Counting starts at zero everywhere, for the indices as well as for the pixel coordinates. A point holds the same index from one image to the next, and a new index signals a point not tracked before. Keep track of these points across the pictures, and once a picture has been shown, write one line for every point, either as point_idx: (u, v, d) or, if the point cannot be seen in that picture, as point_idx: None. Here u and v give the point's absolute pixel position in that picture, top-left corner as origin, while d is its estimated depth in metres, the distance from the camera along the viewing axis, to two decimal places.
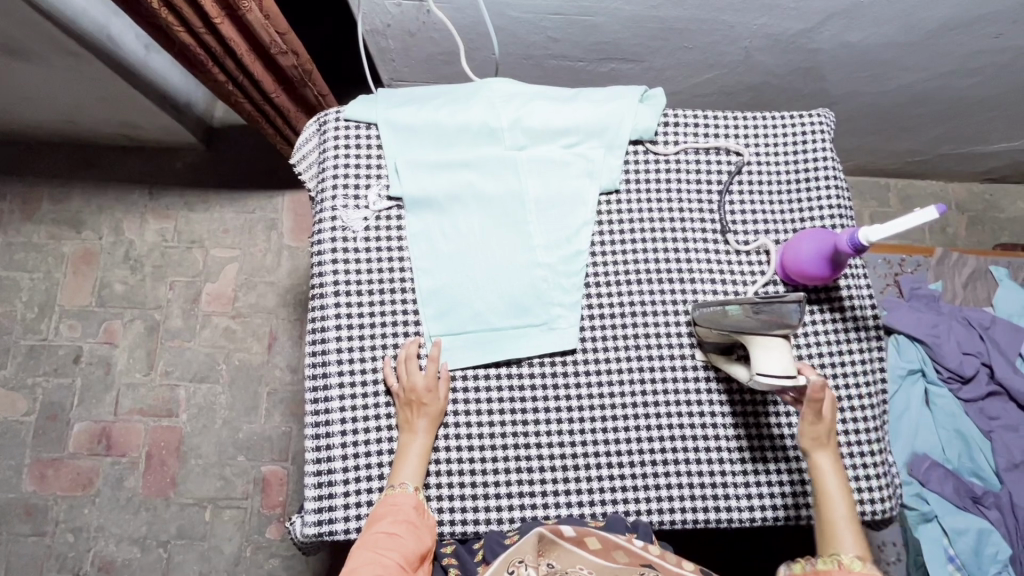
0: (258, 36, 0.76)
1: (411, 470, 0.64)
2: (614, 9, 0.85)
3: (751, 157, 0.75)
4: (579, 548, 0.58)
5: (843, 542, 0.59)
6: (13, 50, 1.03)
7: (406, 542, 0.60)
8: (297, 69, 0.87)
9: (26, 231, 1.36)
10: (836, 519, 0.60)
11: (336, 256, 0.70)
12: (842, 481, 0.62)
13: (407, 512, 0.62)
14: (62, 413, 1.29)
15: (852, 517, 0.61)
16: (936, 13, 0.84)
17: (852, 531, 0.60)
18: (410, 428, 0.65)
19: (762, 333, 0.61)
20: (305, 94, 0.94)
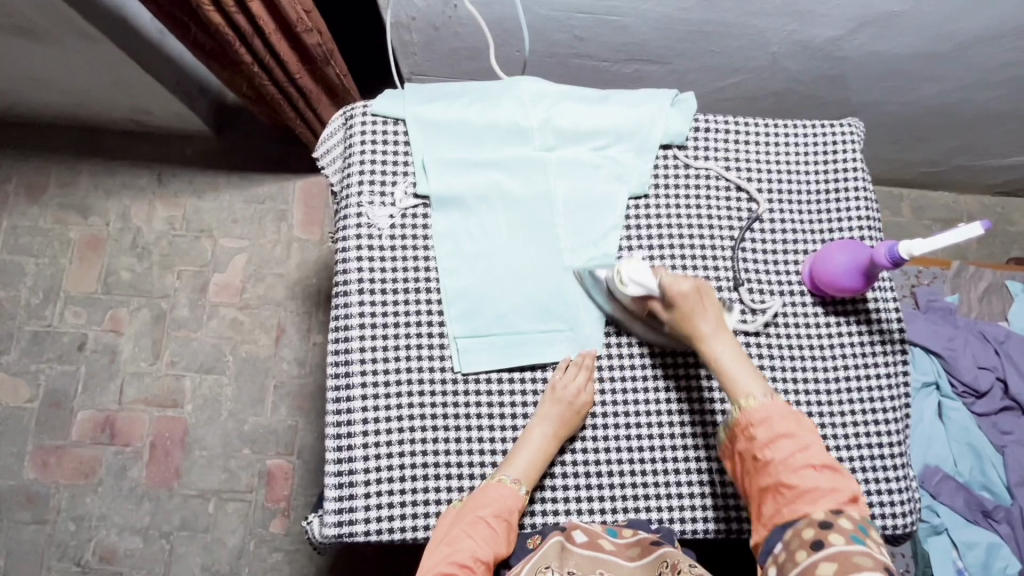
0: (286, 13, 0.75)
1: (525, 466, 0.64)
2: (643, 10, 0.83)
3: (780, 166, 0.75)
4: (596, 550, 0.61)
5: (742, 387, 0.62)
6: (27, 31, 1.01)
7: (499, 539, 0.61)
8: (321, 47, 0.85)
9: (32, 214, 1.34)
10: (731, 369, 0.63)
11: (361, 253, 0.69)
12: (719, 330, 0.64)
13: (509, 509, 0.62)
14: (66, 401, 1.27)
15: (742, 357, 0.64)
16: (968, 25, 0.83)
17: (748, 369, 0.63)
18: (542, 424, 0.65)
19: (615, 283, 0.66)
20: (329, 76, 0.93)
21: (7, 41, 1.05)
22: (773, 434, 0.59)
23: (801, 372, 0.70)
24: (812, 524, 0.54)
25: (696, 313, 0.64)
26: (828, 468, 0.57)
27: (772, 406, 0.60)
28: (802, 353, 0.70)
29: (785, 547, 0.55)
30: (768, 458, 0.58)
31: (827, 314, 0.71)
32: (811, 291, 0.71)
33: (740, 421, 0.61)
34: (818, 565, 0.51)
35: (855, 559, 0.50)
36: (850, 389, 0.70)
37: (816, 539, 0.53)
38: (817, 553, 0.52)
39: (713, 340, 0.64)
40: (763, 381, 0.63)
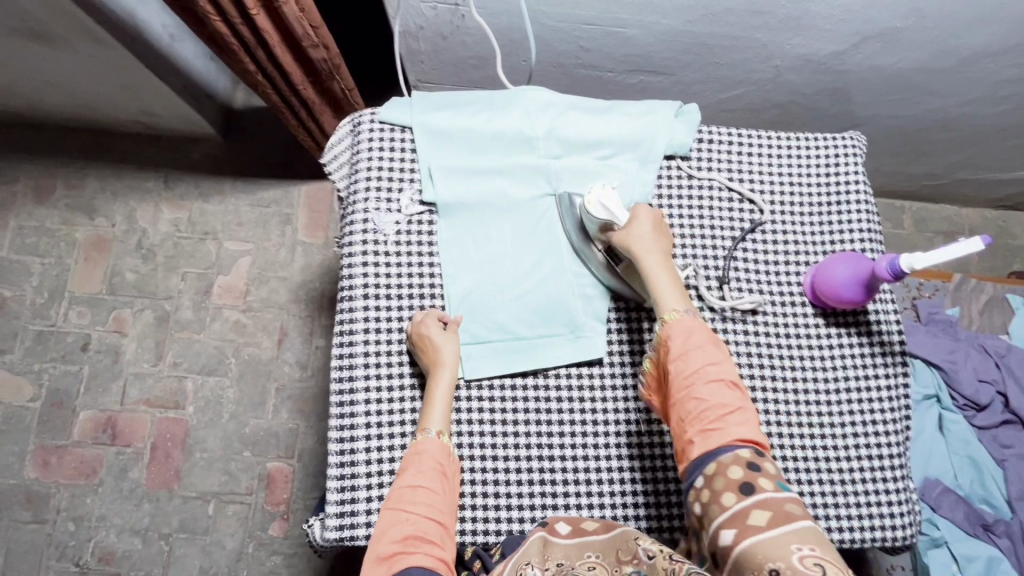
0: (294, 30, 0.76)
1: (438, 417, 0.64)
2: (648, 22, 0.85)
3: (783, 178, 0.76)
4: (581, 537, 0.60)
5: (666, 299, 0.63)
6: (39, 35, 1.03)
7: (433, 494, 0.59)
8: (326, 62, 0.85)
9: (39, 214, 1.35)
10: (661, 285, 0.64)
11: (367, 258, 0.70)
12: (660, 248, 0.66)
13: (438, 461, 0.61)
14: (68, 401, 1.28)
15: (672, 278, 0.65)
16: (969, 41, 0.84)
17: (676, 288, 0.64)
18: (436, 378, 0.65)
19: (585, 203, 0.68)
20: (334, 89, 0.93)
21: (18, 44, 1.06)
22: (696, 360, 0.59)
23: (802, 383, 0.70)
24: (740, 464, 0.53)
25: (643, 232, 0.66)
26: (739, 393, 0.58)
27: (692, 326, 0.61)
28: (803, 364, 0.71)
29: (707, 482, 0.54)
30: (689, 383, 0.58)
31: (828, 325, 0.72)
32: (812, 301, 0.72)
33: (664, 335, 0.61)
34: (749, 513, 0.50)
35: (784, 507, 0.49)
36: (850, 399, 0.70)
37: (745, 481, 0.52)
38: (746, 498, 0.51)
39: (649, 258, 0.65)
40: (685, 299, 0.64)
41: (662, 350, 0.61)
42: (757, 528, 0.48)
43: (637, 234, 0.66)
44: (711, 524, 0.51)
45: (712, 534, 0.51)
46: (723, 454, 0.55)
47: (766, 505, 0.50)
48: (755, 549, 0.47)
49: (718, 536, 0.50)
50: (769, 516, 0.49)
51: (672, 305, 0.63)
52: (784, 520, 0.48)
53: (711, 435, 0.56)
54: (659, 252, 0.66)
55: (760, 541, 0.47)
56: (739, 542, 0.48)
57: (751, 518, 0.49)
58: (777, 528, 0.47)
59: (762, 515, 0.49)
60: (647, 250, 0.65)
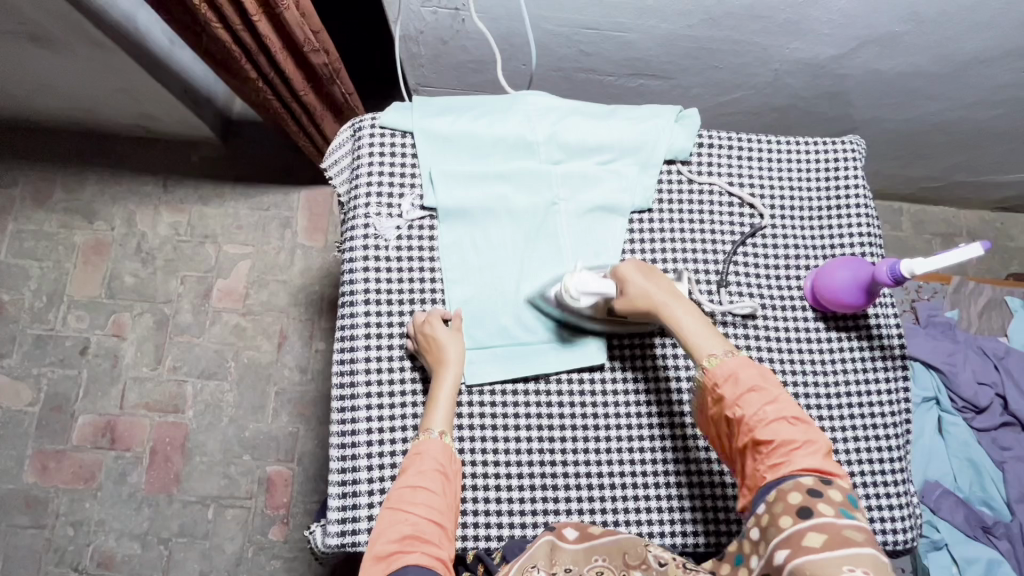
0: (294, 35, 0.76)
1: (440, 419, 0.64)
2: (648, 26, 0.85)
3: (783, 182, 0.76)
4: (588, 541, 0.60)
5: (707, 344, 0.61)
6: (38, 38, 1.02)
7: (434, 496, 0.59)
8: (327, 67, 0.86)
9: (38, 218, 1.35)
10: (696, 333, 0.62)
11: (368, 264, 0.70)
12: (674, 295, 0.64)
13: (439, 462, 0.61)
14: (67, 405, 1.27)
15: (701, 320, 0.63)
16: (967, 46, 0.85)
17: (710, 330, 0.62)
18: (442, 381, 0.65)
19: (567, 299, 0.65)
20: (333, 92, 0.93)
21: (17, 48, 1.06)
22: (755, 394, 0.57)
23: (802, 386, 0.70)
24: (800, 490, 0.52)
25: (650, 290, 0.64)
26: (804, 424, 0.56)
27: (740, 365, 0.59)
28: (803, 368, 0.71)
29: (767, 508, 0.53)
30: (751, 419, 0.57)
31: (829, 330, 0.72)
32: (812, 306, 0.72)
33: (710, 383, 0.60)
34: (804, 535, 0.49)
35: (845, 531, 0.48)
36: (851, 403, 0.70)
37: (804, 506, 0.50)
38: (803, 521, 0.49)
39: (675, 308, 0.63)
40: (723, 339, 0.62)
41: (709, 394, 0.60)
42: (811, 548, 0.47)
43: (649, 291, 0.64)
44: (767, 549, 0.50)
45: (767, 557, 0.50)
46: (785, 482, 0.53)
47: (824, 528, 0.48)
48: (803, 567, 0.46)
49: (772, 556, 0.49)
50: (825, 539, 0.47)
51: (716, 347, 0.61)
52: (841, 544, 0.46)
53: (778, 468, 0.55)
54: (677, 300, 0.63)
55: (812, 560, 0.46)
56: (791, 560, 0.47)
57: (806, 539, 0.48)
58: (831, 550, 0.46)
59: (818, 538, 0.48)
60: (668, 302, 0.63)
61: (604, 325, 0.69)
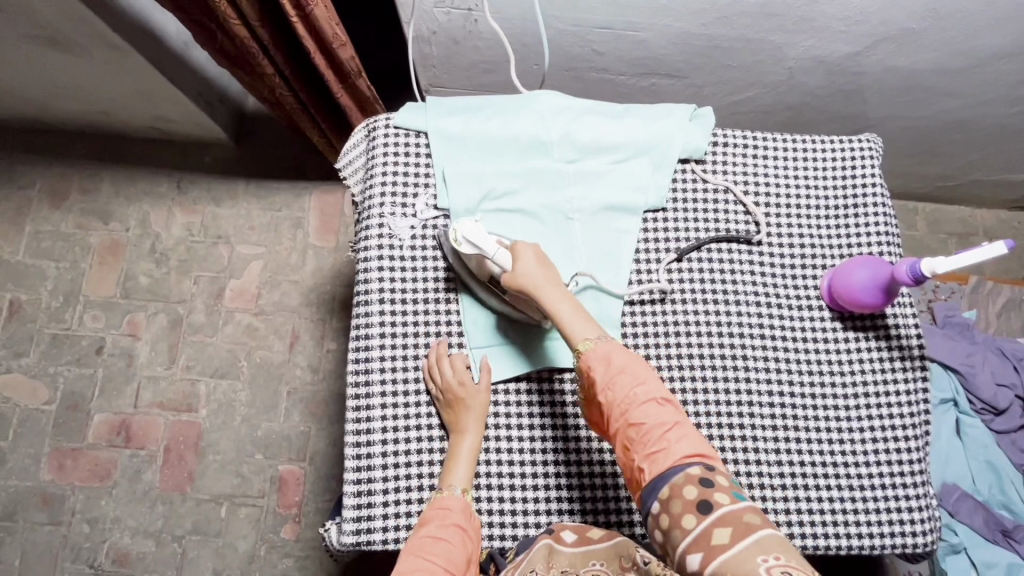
0: (322, 32, 0.77)
1: (462, 474, 0.64)
2: (661, 25, 0.84)
3: (799, 181, 0.75)
4: (585, 545, 0.60)
5: (578, 330, 0.61)
6: (56, 42, 1.04)
7: (454, 549, 0.59)
8: (353, 61, 0.86)
9: (54, 219, 1.37)
10: (567, 319, 0.61)
11: (382, 263, 0.70)
12: (554, 283, 0.63)
13: (457, 515, 0.61)
14: (83, 404, 1.29)
15: (579, 308, 0.62)
16: (988, 42, 0.84)
17: (585, 319, 0.62)
18: (462, 434, 0.65)
19: (452, 242, 0.65)
20: (361, 90, 0.93)
21: (34, 51, 1.07)
22: (625, 380, 0.57)
23: (818, 387, 0.70)
24: (692, 482, 0.51)
25: (534, 276, 0.63)
26: (673, 405, 0.57)
27: (612, 349, 0.59)
28: (820, 369, 0.70)
29: (663, 506, 0.52)
30: (625, 405, 0.56)
31: (845, 330, 0.71)
32: (829, 305, 0.72)
33: (586, 369, 0.59)
34: (711, 532, 0.48)
35: (745, 518, 0.48)
36: (868, 404, 0.69)
37: (702, 500, 0.50)
38: (706, 517, 0.49)
39: (551, 295, 0.62)
40: (597, 326, 0.62)
41: (587, 381, 0.59)
42: (723, 546, 0.46)
43: (530, 273, 0.63)
44: (676, 551, 0.49)
45: (679, 562, 0.49)
46: (675, 476, 0.53)
47: (726, 520, 0.48)
48: (723, 568, 0.45)
49: (683, 561, 0.48)
50: (729, 530, 0.47)
51: (587, 333, 0.60)
52: (746, 533, 0.46)
53: (657, 458, 0.54)
54: (554, 287, 0.63)
55: (727, 559, 0.45)
56: (707, 566, 0.46)
57: (715, 538, 0.47)
58: (740, 542, 0.46)
59: (725, 531, 0.47)
60: (546, 287, 0.62)
61: (502, 304, 0.68)
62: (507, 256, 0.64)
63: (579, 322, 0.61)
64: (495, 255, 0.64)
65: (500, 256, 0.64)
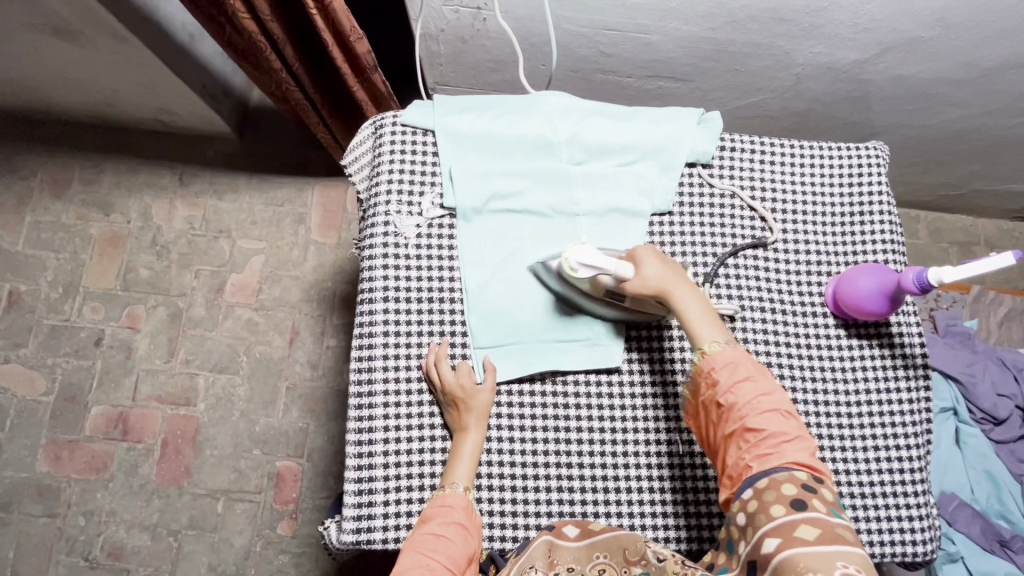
0: (339, 24, 0.77)
1: (466, 471, 0.64)
2: (670, 28, 0.84)
3: (806, 187, 0.75)
4: (590, 537, 0.60)
5: (705, 333, 0.60)
6: (60, 31, 1.03)
7: (456, 546, 0.59)
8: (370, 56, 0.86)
9: (55, 210, 1.36)
10: (697, 319, 0.61)
11: (387, 260, 0.70)
12: (682, 285, 0.63)
13: (462, 512, 0.61)
14: (80, 396, 1.28)
15: (709, 310, 0.62)
16: (995, 52, 0.84)
17: (713, 321, 0.61)
18: (468, 435, 0.65)
19: (566, 270, 0.63)
20: (377, 85, 0.92)
21: (39, 40, 1.07)
22: (749, 385, 0.57)
23: (822, 395, 0.70)
24: (794, 482, 0.52)
25: (664, 278, 0.63)
26: (794, 419, 0.56)
27: (738, 357, 0.59)
28: (823, 375, 0.70)
29: (756, 494, 0.52)
30: (743, 405, 0.56)
31: (849, 337, 0.71)
32: (833, 312, 0.72)
33: (706, 369, 0.59)
34: (797, 525, 0.49)
35: (837, 530, 0.48)
36: (871, 412, 0.69)
37: (798, 498, 0.50)
38: (796, 513, 0.50)
39: (683, 296, 0.62)
40: (725, 330, 0.61)
41: (705, 379, 0.59)
42: (803, 540, 0.47)
43: (657, 274, 0.63)
44: (756, 534, 0.50)
45: (754, 542, 0.50)
46: (778, 473, 0.53)
47: (822, 524, 0.48)
48: (795, 557, 0.46)
49: (760, 543, 0.49)
50: (820, 532, 0.48)
51: (716, 336, 0.60)
52: (835, 539, 0.47)
53: (767, 458, 0.54)
54: (683, 289, 0.62)
55: (807, 552, 0.46)
56: (782, 550, 0.47)
57: (798, 531, 0.48)
58: (824, 544, 0.47)
59: (812, 530, 0.48)
60: (677, 289, 0.62)
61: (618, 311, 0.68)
62: (629, 266, 0.63)
63: (709, 325, 0.61)
64: (614, 268, 0.62)
65: (620, 268, 0.63)
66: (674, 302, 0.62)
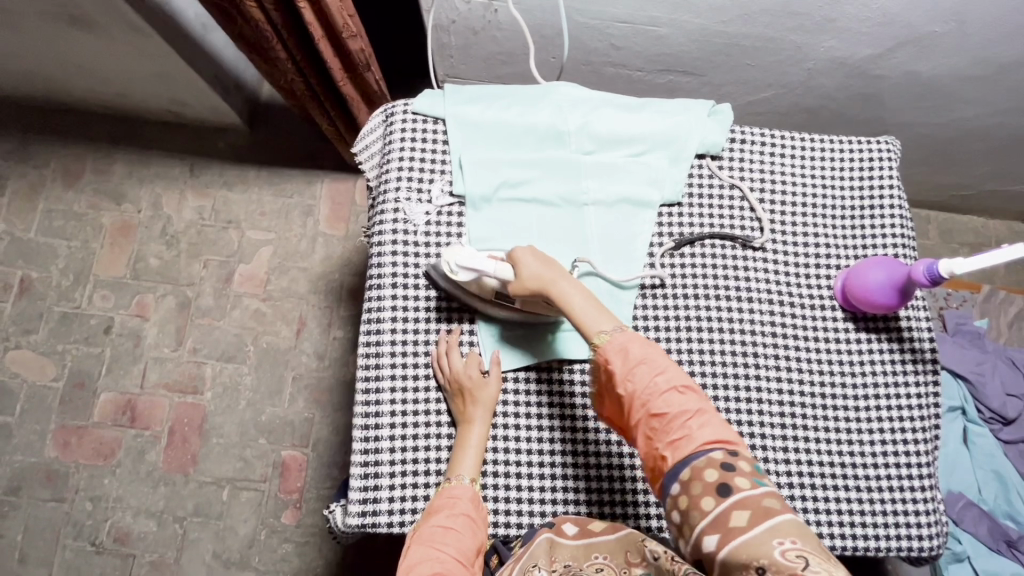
0: (333, 20, 0.77)
1: (473, 462, 0.64)
2: (682, 21, 0.84)
3: (816, 180, 0.75)
4: (588, 537, 0.60)
5: (594, 323, 0.59)
6: (76, 20, 1.04)
7: (462, 537, 0.58)
8: (361, 53, 0.86)
9: (67, 199, 1.38)
10: (581, 312, 0.60)
11: (396, 247, 0.71)
12: (563, 278, 0.62)
13: (467, 503, 0.61)
14: (90, 382, 1.30)
15: (593, 299, 0.61)
16: (1011, 49, 0.83)
17: (600, 309, 0.60)
18: (473, 426, 0.65)
19: (448, 272, 0.66)
20: (368, 82, 0.94)
21: (54, 28, 1.08)
22: (645, 369, 0.56)
23: (830, 387, 0.69)
24: (714, 465, 0.51)
25: (543, 274, 0.62)
26: (694, 393, 0.56)
27: (629, 338, 0.58)
28: (831, 368, 0.70)
29: (682, 488, 0.51)
30: (643, 393, 0.56)
31: (858, 331, 0.71)
32: (842, 305, 0.71)
33: (603, 361, 0.58)
34: (730, 514, 0.47)
35: (764, 503, 0.47)
36: (880, 407, 0.69)
37: (721, 483, 0.49)
38: (724, 500, 0.49)
39: (564, 289, 0.61)
40: (614, 316, 0.61)
41: (605, 372, 0.59)
42: (739, 529, 0.46)
43: (537, 271, 0.62)
44: (693, 532, 0.49)
45: (694, 543, 0.49)
46: (696, 459, 0.52)
47: (747, 505, 0.47)
48: (738, 550, 0.45)
49: (701, 543, 0.48)
50: (749, 514, 0.47)
51: (606, 324, 0.59)
52: (766, 517, 0.46)
53: (678, 444, 0.53)
54: (564, 281, 0.62)
55: (743, 542, 0.45)
56: (722, 547, 0.46)
57: (733, 520, 0.47)
58: (758, 526, 0.46)
59: (744, 514, 0.47)
60: (556, 281, 0.61)
61: (511, 314, 0.68)
62: (506, 266, 0.64)
63: (597, 315, 0.60)
64: (493, 270, 0.64)
65: (499, 270, 0.64)
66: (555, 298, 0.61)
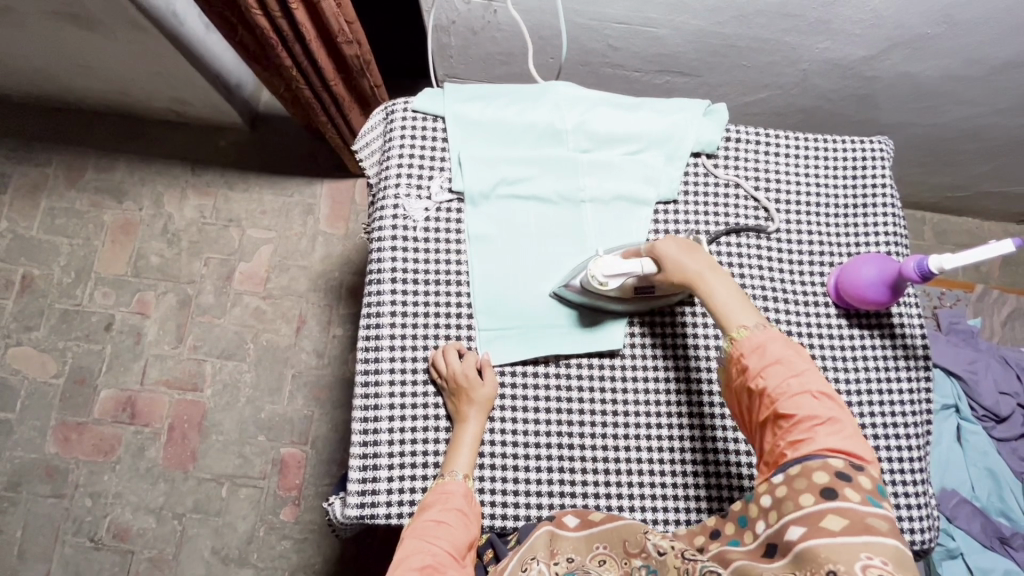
0: (330, 25, 0.78)
1: (467, 460, 0.65)
2: (678, 22, 0.85)
3: (810, 179, 0.76)
4: (589, 527, 0.61)
5: (737, 316, 0.59)
6: (80, 19, 1.05)
7: (455, 530, 0.60)
8: (358, 58, 0.88)
9: (69, 197, 1.39)
10: (725, 304, 0.60)
11: (396, 243, 0.72)
12: (709, 270, 0.62)
13: (461, 499, 0.62)
14: (90, 378, 1.30)
15: (738, 293, 0.61)
16: (1002, 51, 0.84)
17: (744, 304, 0.60)
18: (470, 426, 0.66)
19: (595, 285, 0.65)
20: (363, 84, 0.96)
21: (58, 27, 1.09)
22: (779, 369, 0.55)
23: None
24: (828, 470, 0.50)
25: (690, 265, 0.62)
26: (831, 402, 0.54)
27: (770, 339, 0.57)
28: (823, 363, 0.71)
29: (788, 479, 0.52)
30: (775, 391, 0.55)
31: (851, 327, 0.72)
32: (835, 302, 0.72)
33: (737, 354, 0.58)
34: (824, 516, 0.48)
35: (868, 520, 0.47)
36: (871, 402, 0.70)
37: (829, 487, 0.49)
38: (826, 502, 0.49)
39: (711, 282, 0.61)
40: (756, 311, 0.60)
41: (734, 366, 0.58)
42: (829, 531, 0.47)
43: (681, 260, 0.62)
44: (782, 520, 0.50)
45: (778, 528, 0.50)
46: (811, 460, 0.52)
47: (849, 515, 0.47)
48: (817, 548, 0.46)
49: (786, 531, 0.49)
50: (844, 523, 0.47)
51: (746, 318, 0.59)
52: (862, 531, 0.46)
53: (800, 444, 0.53)
54: (710, 275, 0.61)
55: (831, 542, 0.46)
56: (804, 540, 0.47)
57: (825, 521, 0.47)
58: (850, 535, 0.46)
59: (838, 521, 0.47)
60: (701, 272, 0.61)
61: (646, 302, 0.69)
62: (648, 261, 0.64)
63: (739, 307, 0.59)
64: (640, 267, 0.64)
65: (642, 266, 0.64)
66: (701, 289, 0.61)
